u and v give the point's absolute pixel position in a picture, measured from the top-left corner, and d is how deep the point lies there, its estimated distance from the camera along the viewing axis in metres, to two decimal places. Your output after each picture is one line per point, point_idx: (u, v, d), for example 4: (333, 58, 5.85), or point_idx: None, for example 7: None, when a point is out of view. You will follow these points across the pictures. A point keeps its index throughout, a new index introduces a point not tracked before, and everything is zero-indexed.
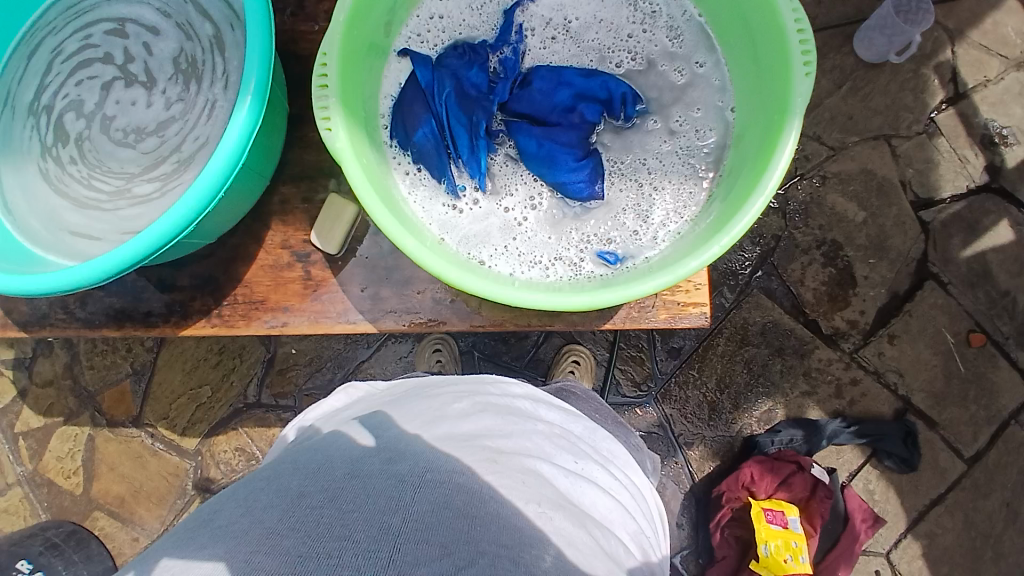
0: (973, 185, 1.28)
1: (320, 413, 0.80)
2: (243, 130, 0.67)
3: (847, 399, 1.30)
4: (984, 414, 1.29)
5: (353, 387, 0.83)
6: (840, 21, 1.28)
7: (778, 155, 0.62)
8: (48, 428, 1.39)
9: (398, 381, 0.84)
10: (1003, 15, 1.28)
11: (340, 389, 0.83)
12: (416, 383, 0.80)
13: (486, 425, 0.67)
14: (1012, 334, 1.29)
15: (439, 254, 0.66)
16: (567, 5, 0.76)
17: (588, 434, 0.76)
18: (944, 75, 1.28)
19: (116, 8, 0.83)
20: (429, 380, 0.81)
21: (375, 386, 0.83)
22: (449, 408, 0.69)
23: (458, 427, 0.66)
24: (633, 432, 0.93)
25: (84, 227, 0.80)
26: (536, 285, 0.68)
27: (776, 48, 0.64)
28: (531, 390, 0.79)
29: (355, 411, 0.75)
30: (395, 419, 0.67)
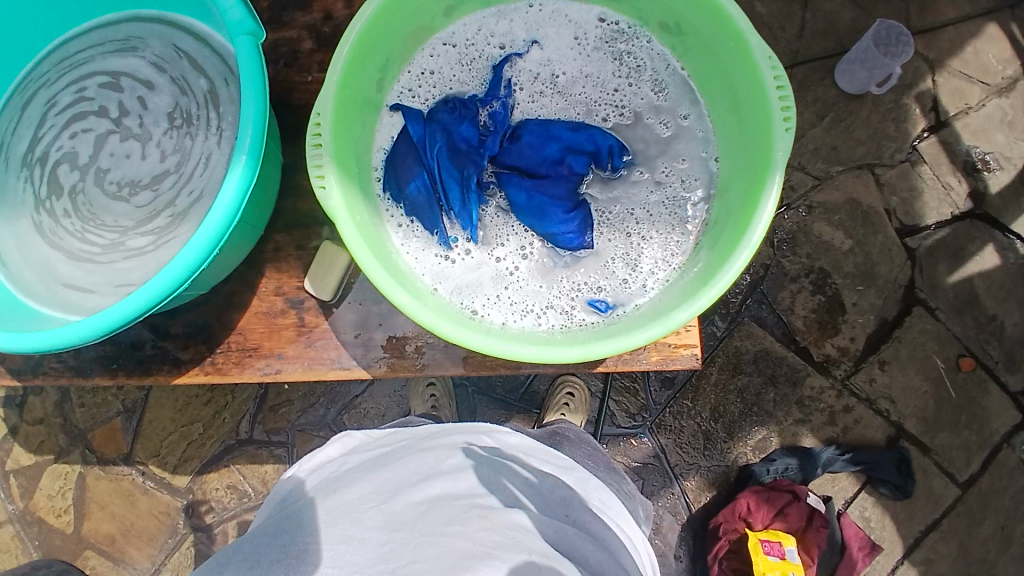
0: (957, 212, 1.31)
1: (315, 463, 0.79)
2: (239, 188, 0.67)
3: (841, 426, 1.31)
4: (976, 438, 1.30)
5: (349, 437, 0.82)
6: (822, 54, 1.31)
7: (762, 209, 0.64)
8: (39, 466, 1.37)
9: (393, 429, 0.84)
10: (983, 43, 1.32)
11: (336, 438, 0.83)
12: (412, 432, 0.80)
13: (481, 481, 0.67)
14: (1002, 357, 1.31)
15: (433, 310, 0.67)
16: (553, 60, 0.78)
17: (580, 485, 0.76)
18: (926, 105, 1.31)
19: (110, 62, 0.85)
20: (427, 428, 0.81)
21: (371, 434, 0.83)
22: (444, 463, 0.69)
23: (452, 485, 0.66)
24: (625, 478, 0.93)
25: (78, 279, 0.81)
26: (527, 335, 0.69)
27: (758, 104, 0.66)
28: (525, 440, 0.79)
29: (352, 463, 0.75)
30: (391, 475, 0.67)
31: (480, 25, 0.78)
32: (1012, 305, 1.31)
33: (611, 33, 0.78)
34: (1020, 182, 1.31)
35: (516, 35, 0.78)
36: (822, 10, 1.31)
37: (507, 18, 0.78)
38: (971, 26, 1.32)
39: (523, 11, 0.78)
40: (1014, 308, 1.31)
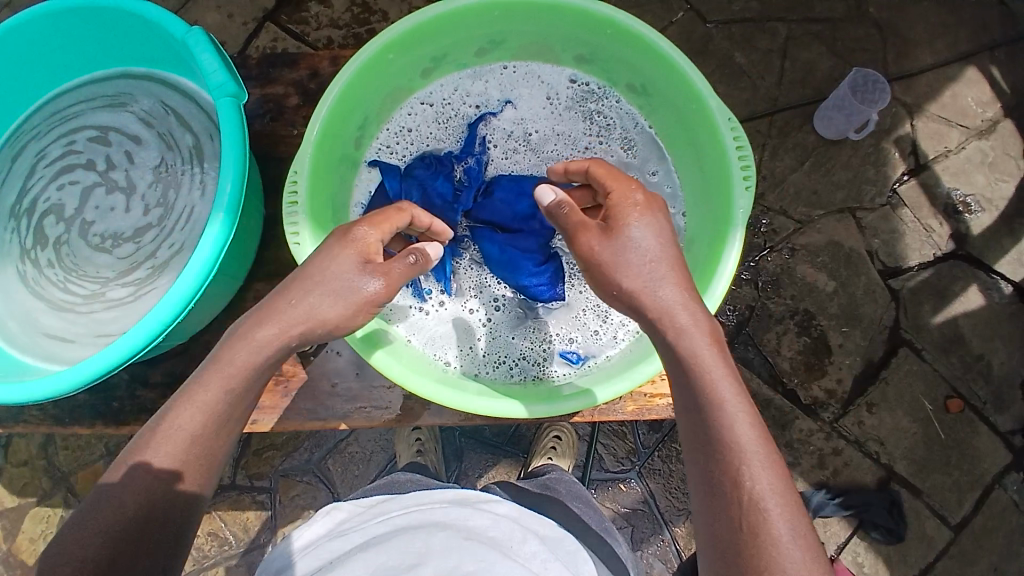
0: (940, 253, 1.33)
1: (300, 541, 0.73)
2: (215, 244, 0.69)
3: (831, 469, 1.30)
4: (967, 479, 1.30)
5: (338, 510, 0.77)
6: (801, 102, 1.34)
7: (725, 263, 0.66)
8: (22, 509, 1.30)
9: (384, 499, 0.80)
10: (962, 86, 1.35)
11: (323, 512, 0.77)
12: (403, 503, 0.76)
13: (474, 559, 0.62)
14: (989, 398, 1.31)
15: (417, 372, 0.68)
16: (526, 118, 0.82)
17: (574, 561, 0.72)
18: (905, 148, 1.34)
19: (99, 117, 0.87)
20: (418, 498, 0.77)
21: (360, 505, 0.79)
22: (435, 541, 0.65)
23: (444, 566, 0.61)
24: (618, 544, 0.85)
25: (58, 330, 0.82)
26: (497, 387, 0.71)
27: (720, 164, 0.70)
28: (518, 509, 0.76)
29: (340, 543, 0.69)
30: (379, 560, 0.63)
31: (456, 85, 0.82)
32: (998, 344, 1.32)
33: (582, 94, 0.82)
34: (1001, 223, 1.33)
35: (491, 95, 0.82)
36: (800, 58, 1.34)
37: (482, 79, 0.82)
38: (950, 70, 1.35)
39: (497, 73, 0.82)
40: (1000, 348, 1.32)
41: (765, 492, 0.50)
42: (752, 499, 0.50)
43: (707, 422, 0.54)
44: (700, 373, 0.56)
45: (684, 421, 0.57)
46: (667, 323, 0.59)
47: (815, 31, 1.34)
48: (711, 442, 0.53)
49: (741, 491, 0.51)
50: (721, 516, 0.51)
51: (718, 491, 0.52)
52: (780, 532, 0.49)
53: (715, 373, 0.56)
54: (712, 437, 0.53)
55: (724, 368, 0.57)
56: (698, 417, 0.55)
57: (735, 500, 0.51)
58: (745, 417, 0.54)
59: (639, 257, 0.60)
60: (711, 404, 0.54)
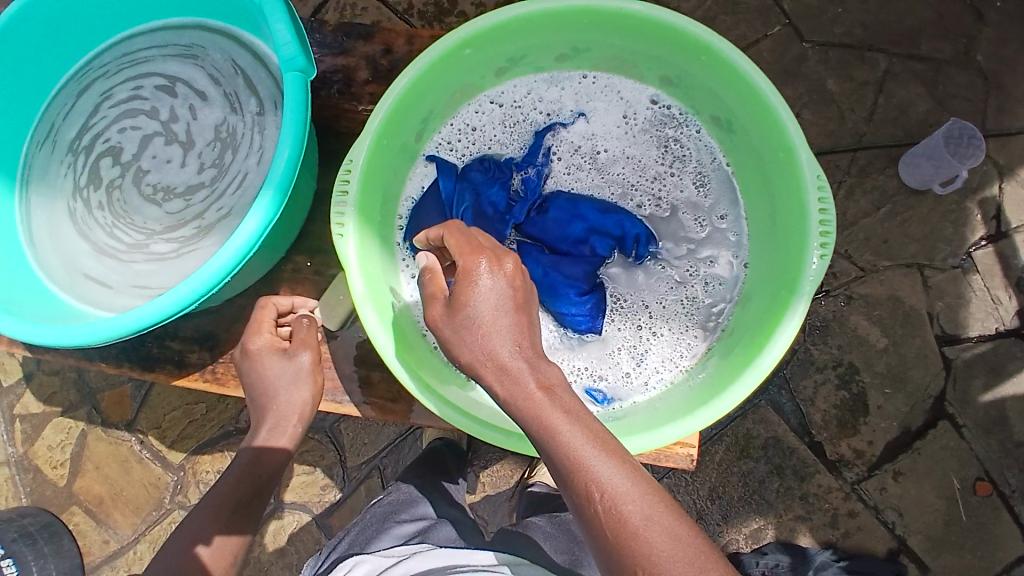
0: (1003, 327, 1.19)
1: None
2: (261, 223, 0.67)
3: (841, 531, 1.19)
4: (979, 565, 1.18)
5: (364, 562, 0.79)
6: (886, 142, 1.21)
7: (778, 337, 0.62)
8: (46, 416, 1.33)
9: (411, 546, 0.82)
10: None
11: (352, 562, 0.80)
12: (431, 560, 0.76)
13: None
14: (1022, 488, 1.17)
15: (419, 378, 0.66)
16: (597, 135, 0.77)
17: None
18: (987, 211, 1.20)
19: (169, 65, 0.86)
20: (448, 558, 0.77)
21: (387, 556, 0.81)
22: None
23: None
24: None
25: (100, 274, 0.83)
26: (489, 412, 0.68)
27: (796, 223, 0.64)
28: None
29: None
30: None
31: (530, 88, 0.78)
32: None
33: (661, 117, 0.77)
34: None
35: (564, 104, 0.78)
36: (896, 96, 1.21)
37: (558, 86, 0.78)
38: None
39: (576, 81, 0.78)
40: None
41: (638, 517, 0.49)
42: (628, 531, 0.49)
43: (563, 472, 0.51)
44: (547, 435, 0.52)
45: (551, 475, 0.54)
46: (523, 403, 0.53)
47: (918, 70, 1.21)
48: (576, 491, 0.51)
49: (619, 526, 0.49)
50: (608, 556, 0.50)
51: (601, 532, 0.50)
52: (661, 550, 0.48)
53: (558, 422, 0.52)
54: (575, 486, 0.51)
55: (573, 420, 0.53)
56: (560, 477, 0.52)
57: (617, 541, 0.49)
58: (599, 453, 0.51)
59: (474, 334, 0.56)
60: (557, 457, 0.51)
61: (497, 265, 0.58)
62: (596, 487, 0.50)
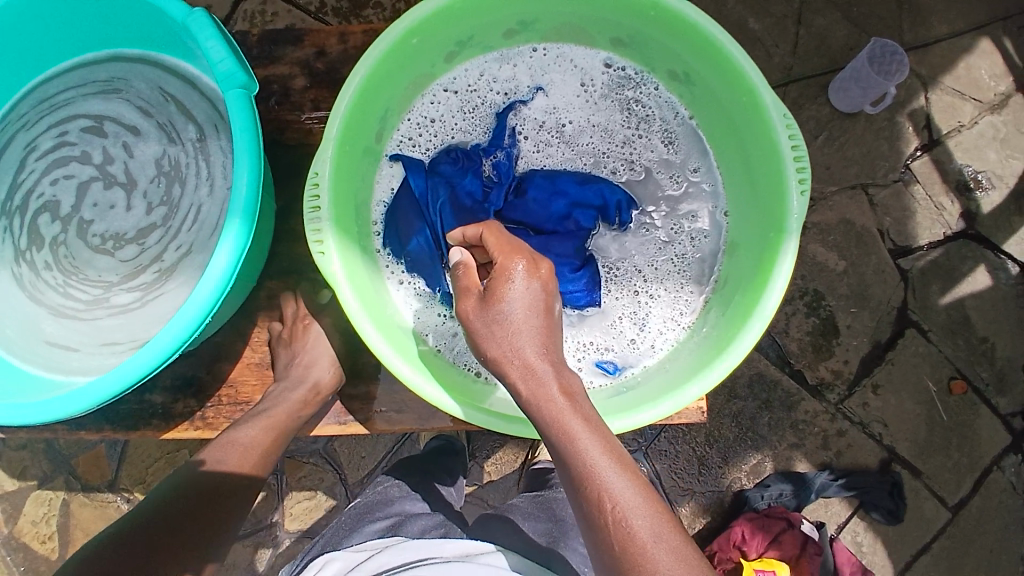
0: (949, 232, 1.25)
1: None
2: (233, 255, 0.63)
3: (834, 450, 1.24)
4: (967, 461, 1.24)
5: (334, 560, 0.79)
6: (815, 72, 1.24)
7: (768, 295, 0.63)
8: (21, 492, 1.25)
9: (380, 543, 0.81)
10: (976, 59, 1.25)
11: (321, 562, 0.79)
12: (405, 554, 0.76)
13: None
14: (992, 379, 1.25)
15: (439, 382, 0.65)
16: (559, 108, 0.76)
17: None
18: (918, 123, 1.24)
19: (93, 104, 0.81)
20: (422, 551, 0.77)
21: (357, 553, 0.80)
22: None
23: None
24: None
25: (61, 338, 0.77)
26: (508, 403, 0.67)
27: (771, 166, 0.65)
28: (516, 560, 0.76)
29: None
30: None
31: (482, 70, 0.76)
32: (1001, 325, 1.24)
33: (618, 80, 0.76)
34: (1012, 201, 1.24)
35: (520, 81, 0.76)
36: (815, 26, 1.24)
37: (510, 63, 0.76)
38: (963, 41, 1.25)
39: (527, 56, 0.76)
40: (1007, 331, 1.25)
41: (647, 534, 0.49)
42: (636, 545, 0.49)
43: (576, 478, 0.51)
44: (565, 442, 0.52)
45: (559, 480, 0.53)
46: (530, 400, 0.53)
47: None
48: (587, 499, 0.51)
49: (627, 539, 0.49)
50: (610, 568, 0.50)
51: (606, 545, 0.50)
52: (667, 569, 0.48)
53: (577, 428, 0.52)
54: (586, 493, 0.51)
55: (591, 428, 0.52)
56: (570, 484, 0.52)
57: (622, 553, 0.49)
58: (612, 465, 0.51)
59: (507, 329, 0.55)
60: (571, 461, 0.51)
61: (534, 271, 0.57)
62: (607, 498, 0.50)
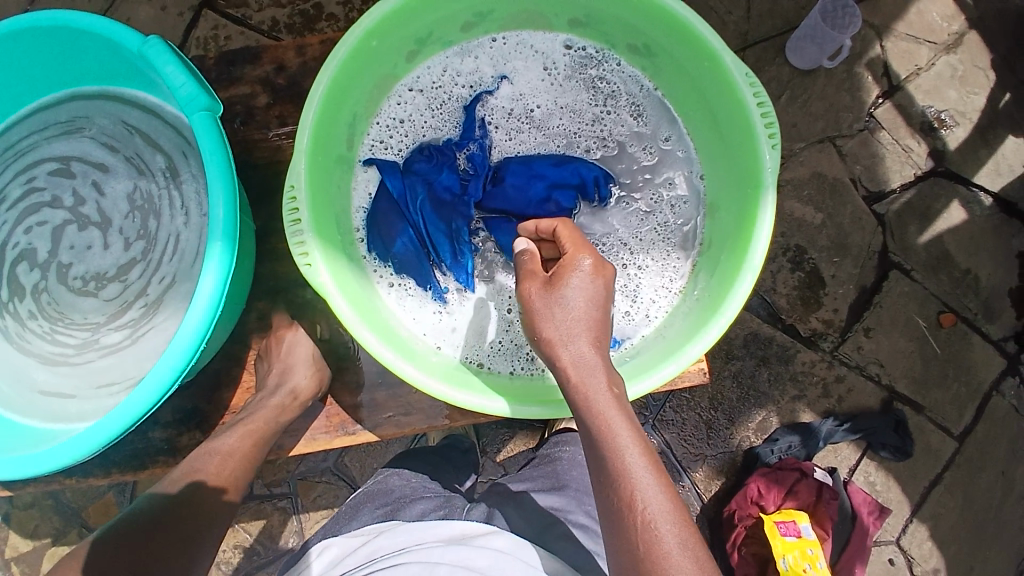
0: (920, 172, 1.27)
1: None
2: (220, 277, 0.63)
3: (835, 397, 1.26)
4: (966, 390, 1.27)
5: (331, 547, 0.80)
6: (772, 33, 1.26)
7: (751, 253, 0.64)
8: (36, 552, 1.23)
9: (375, 526, 0.82)
10: (926, 2, 1.27)
11: (320, 548, 0.80)
12: (398, 539, 0.76)
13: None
14: (980, 308, 1.27)
15: (442, 377, 0.65)
16: (525, 94, 0.76)
17: None
18: (877, 71, 1.27)
19: (57, 146, 0.80)
20: (414, 534, 0.77)
21: (353, 536, 0.81)
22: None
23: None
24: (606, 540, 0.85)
25: (56, 385, 0.76)
26: (516, 387, 0.67)
27: (741, 125, 0.66)
28: (510, 539, 0.76)
29: None
30: None
31: (444, 65, 0.76)
32: (983, 257, 1.27)
33: (580, 59, 0.77)
34: (977, 136, 1.27)
35: (483, 72, 0.76)
36: None
37: (471, 55, 0.76)
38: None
39: (486, 46, 0.76)
40: (989, 260, 1.27)
41: (673, 541, 0.50)
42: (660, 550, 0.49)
43: (610, 474, 0.53)
44: (604, 436, 0.53)
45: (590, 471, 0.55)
46: (580, 387, 0.55)
47: None
48: (619, 496, 0.52)
49: (652, 542, 0.50)
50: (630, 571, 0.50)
51: (632, 549, 0.50)
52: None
53: (619, 424, 0.54)
54: (618, 490, 0.52)
55: (629, 426, 0.55)
56: (603, 481, 0.53)
57: (646, 557, 0.49)
58: (648, 467, 0.53)
59: (566, 314, 0.57)
60: (606, 456, 0.53)
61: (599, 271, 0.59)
62: (640, 499, 0.51)
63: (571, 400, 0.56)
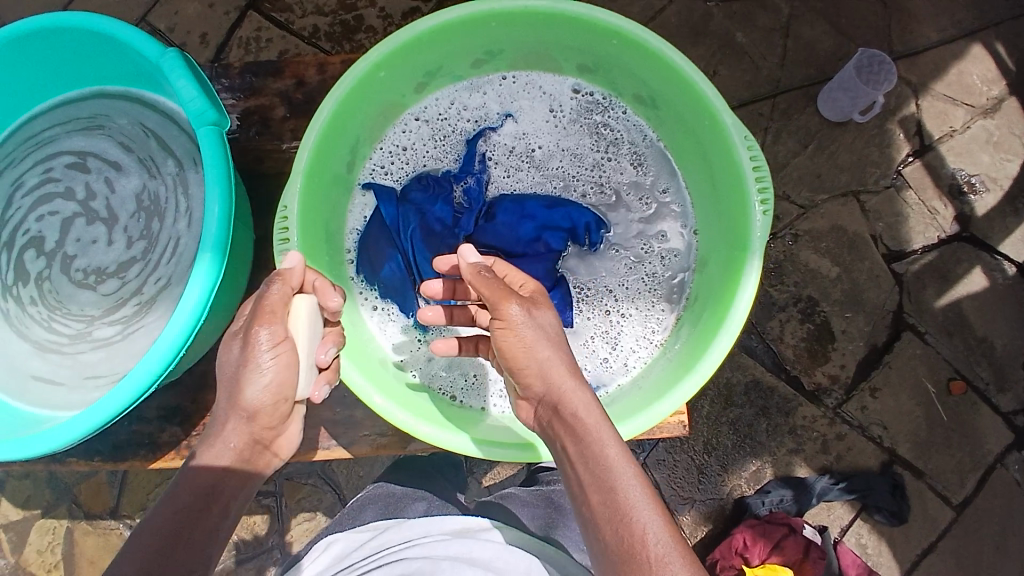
0: (944, 235, 1.23)
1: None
2: (205, 288, 0.65)
3: (834, 455, 1.22)
4: (970, 460, 1.22)
5: (334, 543, 0.84)
6: (804, 83, 1.23)
7: (734, 311, 0.63)
8: (26, 522, 1.26)
9: (377, 522, 0.87)
10: (968, 64, 1.25)
11: (323, 545, 0.85)
12: (404, 533, 0.81)
13: None
14: (992, 378, 1.22)
15: (408, 408, 0.66)
16: (528, 133, 0.77)
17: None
18: (909, 129, 1.24)
19: (76, 141, 0.83)
20: (417, 528, 0.82)
21: (355, 532, 0.86)
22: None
23: None
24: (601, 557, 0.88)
25: (46, 371, 0.79)
26: (476, 425, 0.69)
27: (734, 183, 0.66)
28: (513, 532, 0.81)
29: None
30: None
31: (452, 98, 0.77)
32: (1000, 325, 1.23)
33: (586, 104, 0.78)
34: (1007, 203, 1.23)
35: (490, 108, 0.78)
36: (803, 37, 1.24)
37: (480, 91, 0.78)
38: (954, 47, 1.25)
39: (496, 83, 0.78)
40: (1006, 329, 1.23)
41: None
42: None
43: (613, 512, 0.52)
44: (606, 473, 0.53)
45: (574, 505, 0.56)
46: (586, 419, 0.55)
47: (819, 7, 1.24)
48: (624, 535, 0.51)
49: None
50: None
51: None
52: None
53: (618, 461, 0.54)
54: (624, 530, 0.51)
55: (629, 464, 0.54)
56: (608, 521, 0.52)
57: None
58: (651, 503, 0.52)
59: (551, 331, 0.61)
60: (610, 490, 0.52)
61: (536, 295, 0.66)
62: (647, 535, 0.50)
63: (570, 439, 0.56)
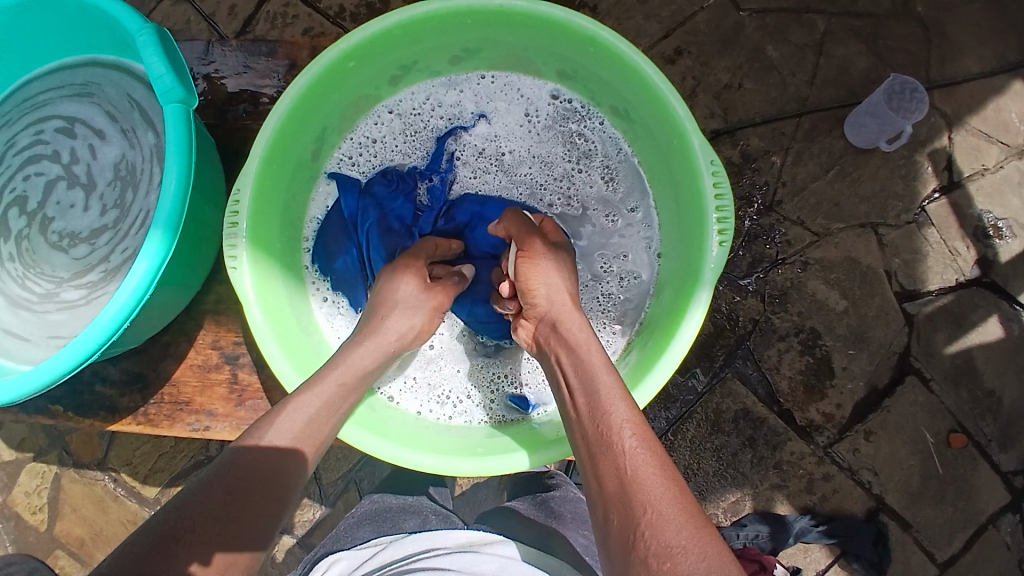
0: (962, 278, 1.14)
1: None
2: (152, 264, 0.65)
3: (819, 495, 1.13)
4: (962, 517, 1.12)
5: (339, 560, 0.78)
6: (831, 104, 1.15)
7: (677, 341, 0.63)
8: (19, 462, 1.27)
9: (381, 541, 0.81)
10: (1007, 100, 1.15)
11: (328, 562, 0.79)
12: (406, 549, 0.75)
13: None
14: (996, 434, 1.12)
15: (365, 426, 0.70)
16: (499, 136, 0.78)
17: None
18: (939, 163, 1.15)
19: (67, 106, 0.84)
20: (424, 542, 0.76)
21: (359, 551, 0.80)
22: None
23: None
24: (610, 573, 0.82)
25: (13, 326, 0.80)
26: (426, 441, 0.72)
27: (696, 208, 0.64)
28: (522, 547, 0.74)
29: None
30: None
31: (428, 94, 0.77)
32: (1011, 379, 1.13)
33: (563, 111, 0.77)
34: None
35: (465, 107, 0.78)
36: (835, 57, 1.16)
37: (457, 88, 0.77)
38: (994, 82, 1.15)
39: (474, 82, 0.77)
40: (1015, 383, 1.12)
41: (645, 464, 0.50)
42: (630, 469, 0.50)
43: (591, 407, 0.56)
44: (588, 372, 0.59)
45: (562, 414, 0.60)
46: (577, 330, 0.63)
47: (855, 27, 1.16)
48: (596, 422, 0.55)
49: (620, 462, 0.51)
50: (607, 492, 0.50)
51: (604, 471, 0.52)
52: (654, 492, 0.48)
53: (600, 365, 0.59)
54: (594, 420, 0.55)
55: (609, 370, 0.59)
56: (586, 414, 0.56)
57: (618, 476, 0.50)
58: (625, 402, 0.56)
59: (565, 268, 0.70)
60: (590, 388, 0.57)
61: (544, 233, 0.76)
62: (616, 424, 0.54)
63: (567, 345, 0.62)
